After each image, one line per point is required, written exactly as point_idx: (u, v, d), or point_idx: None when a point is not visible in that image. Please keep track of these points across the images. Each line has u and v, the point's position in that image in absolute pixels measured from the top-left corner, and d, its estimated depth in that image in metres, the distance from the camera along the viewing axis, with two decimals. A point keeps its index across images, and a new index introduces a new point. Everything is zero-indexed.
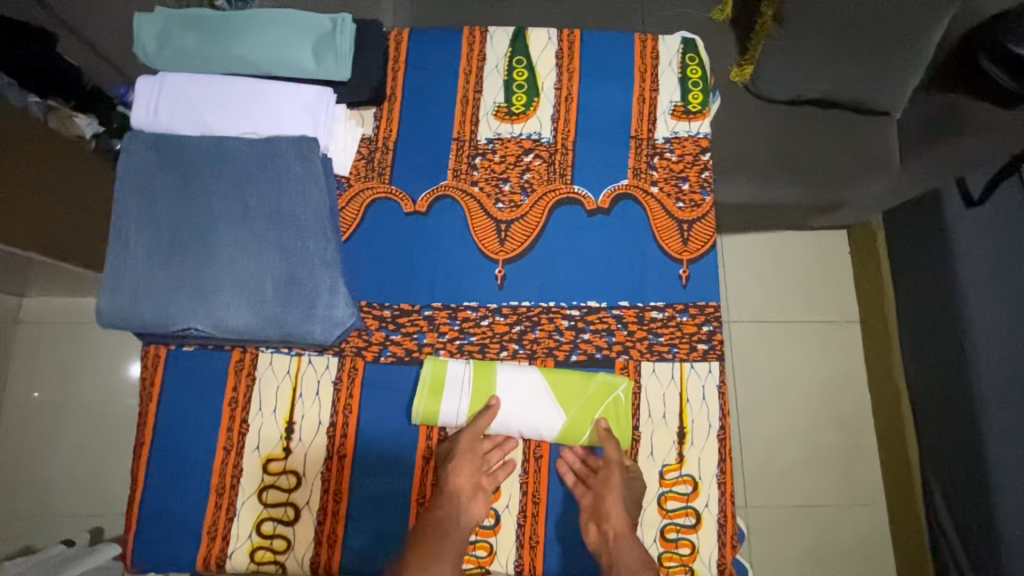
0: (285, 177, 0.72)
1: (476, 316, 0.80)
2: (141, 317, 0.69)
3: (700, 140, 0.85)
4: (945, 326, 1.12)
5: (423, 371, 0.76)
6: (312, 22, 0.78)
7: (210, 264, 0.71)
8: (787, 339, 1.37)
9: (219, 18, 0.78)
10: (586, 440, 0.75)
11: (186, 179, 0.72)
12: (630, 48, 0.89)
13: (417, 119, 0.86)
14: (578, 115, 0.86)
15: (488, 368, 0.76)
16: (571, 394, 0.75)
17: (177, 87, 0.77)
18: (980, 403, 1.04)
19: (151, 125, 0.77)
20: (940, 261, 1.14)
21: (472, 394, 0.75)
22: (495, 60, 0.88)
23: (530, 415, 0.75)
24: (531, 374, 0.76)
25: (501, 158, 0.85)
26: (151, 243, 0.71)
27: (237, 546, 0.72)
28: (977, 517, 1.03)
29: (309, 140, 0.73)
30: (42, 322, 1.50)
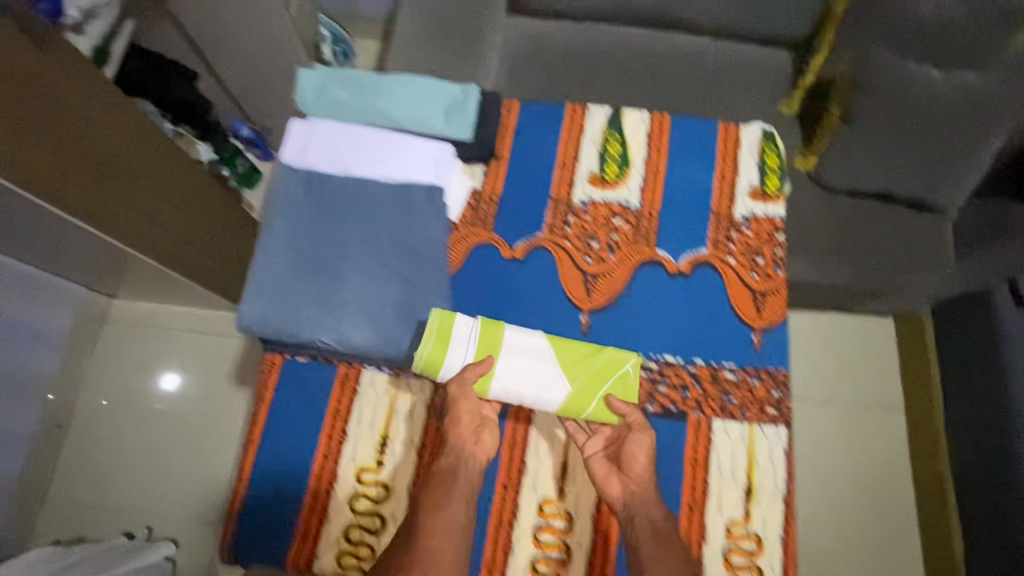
0: (416, 219, 0.84)
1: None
2: (277, 325, 0.79)
3: (775, 220, 0.94)
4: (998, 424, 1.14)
5: (430, 320, 0.79)
6: (446, 90, 0.91)
7: (339, 285, 0.80)
8: (828, 421, 1.40)
9: (367, 79, 0.90)
10: (589, 411, 0.78)
11: (328, 210, 0.84)
12: (714, 133, 0.98)
13: (520, 178, 0.97)
14: (665, 186, 0.96)
15: (497, 327, 0.80)
16: (577, 365, 0.79)
17: (325, 133, 0.90)
18: None
19: (296, 161, 0.89)
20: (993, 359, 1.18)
21: (479, 348, 0.78)
22: (593, 132, 0.99)
23: (532, 381, 0.78)
24: (538, 339, 0.80)
25: (592, 219, 0.94)
26: (291, 261, 0.81)
27: (326, 549, 0.78)
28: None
29: (442, 190, 0.85)
30: (126, 324, 1.61)
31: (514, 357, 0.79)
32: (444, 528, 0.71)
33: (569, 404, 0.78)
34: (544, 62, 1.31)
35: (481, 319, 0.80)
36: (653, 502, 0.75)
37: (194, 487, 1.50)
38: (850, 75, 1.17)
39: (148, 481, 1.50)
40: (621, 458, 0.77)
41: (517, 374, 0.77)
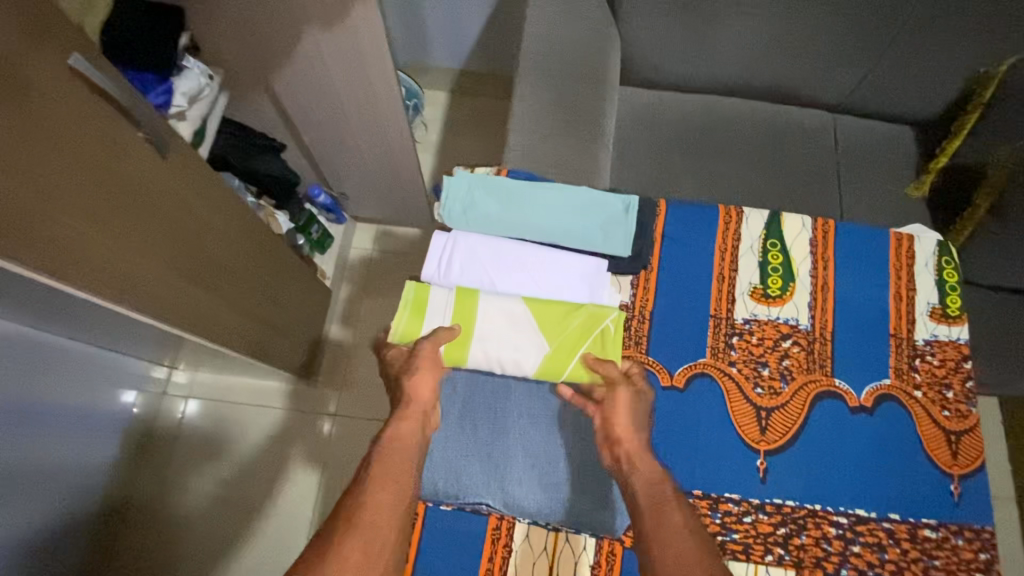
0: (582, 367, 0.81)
1: (738, 512, 0.77)
2: (440, 487, 0.76)
3: (961, 346, 0.85)
4: None
5: (406, 293, 0.79)
6: (605, 204, 0.83)
7: (502, 437, 0.78)
8: None
9: (519, 190, 0.83)
10: (570, 371, 0.76)
11: None
12: (884, 243, 0.90)
13: (674, 289, 0.88)
14: (836, 304, 0.87)
15: (472, 294, 0.78)
16: (555, 328, 0.77)
17: (470, 247, 0.81)
18: None
19: (443, 282, 0.81)
20: None
21: (453, 314, 0.77)
22: (750, 240, 0.90)
23: (510, 345, 0.77)
24: (513, 302, 0.78)
25: (759, 340, 0.85)
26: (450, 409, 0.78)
27: None
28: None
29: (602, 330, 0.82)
30: (188, 394, 1.52)
31: (489, 316, 0.77)
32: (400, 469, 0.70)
33: (548, 367, 0.76)
34: (659, 135, 1.22)
35: (457, 287, 0.79)
36: (642, 453, 0.71)
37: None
38: (1010, 164, 1.07)
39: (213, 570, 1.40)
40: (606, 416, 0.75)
41: (492, 339, 0.76)
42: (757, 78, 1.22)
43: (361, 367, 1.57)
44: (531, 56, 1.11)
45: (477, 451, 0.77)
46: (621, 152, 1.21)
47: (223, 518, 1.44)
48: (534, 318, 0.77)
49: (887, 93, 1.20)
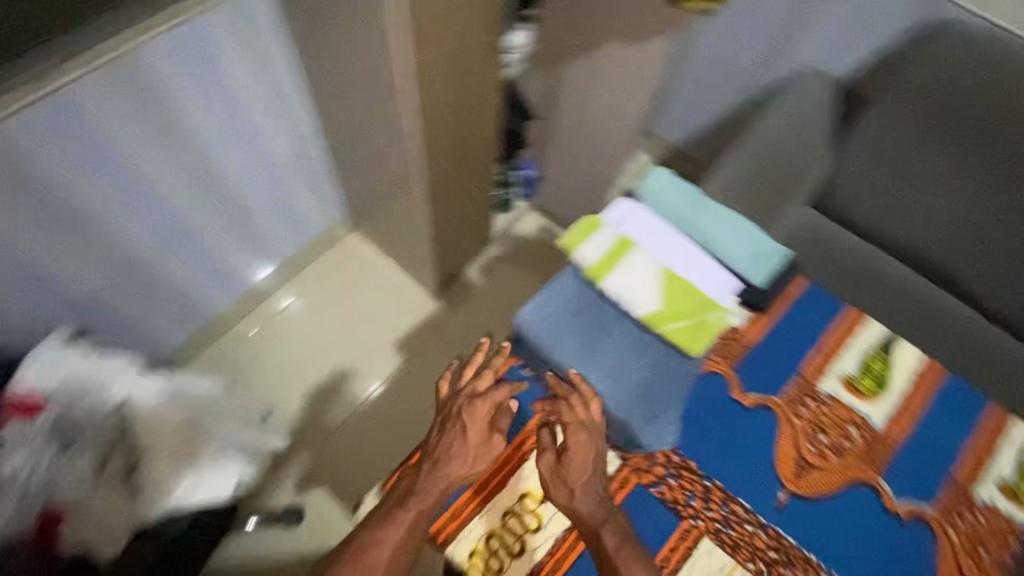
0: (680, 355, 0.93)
1: (744, 518, 0.87)
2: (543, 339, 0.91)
3: (1013, 524, 0.88)
4: None
5: (583, 219, 0.97)
6: (759, 241, 1.02)
7: (603, 337, 0.91)
8: None
9: (700, 199, 1.04)
10: (670, 331, 0.88)
11: None
12: (984, 407, 0.97)
13: (780, 339, 1.01)
14: (914, 427, 0.95)
15: (629, 243, 0.94)
16: (677, 298, 0.90)
17: (645, 214, 1.00)
18: None
19: (619, 221, 0.98)
20: None
21: (608, 247, 0.93)
22: (862, 343, 1.02)
23: (637, 289, 0.90)
24: (655, 265, 0.93)
25: (830, 413, 0.95)
26: (578, 299, 0.93)
27: (463, 539, 0.84)
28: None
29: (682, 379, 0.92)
30: (351, 249, 1.87)
31: (635, 264, 0.92)
32: (427, 493, 0.82)
33: (656, 319, 0.89)
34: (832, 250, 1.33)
35: (621, 233, 0.95)
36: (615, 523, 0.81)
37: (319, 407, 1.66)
38: None
39: (290, 378, 1.69)
40: (569, 465, 0.83)
41: (627, 278, 0.91)
42: (939, 249, 1.31)
43: (476, 307, 1.84)
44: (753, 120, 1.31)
45: (581, 334, 0.91)
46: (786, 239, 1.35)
47: (319, 346, 1.73)
48: (665, 283, 0.92)
49: None
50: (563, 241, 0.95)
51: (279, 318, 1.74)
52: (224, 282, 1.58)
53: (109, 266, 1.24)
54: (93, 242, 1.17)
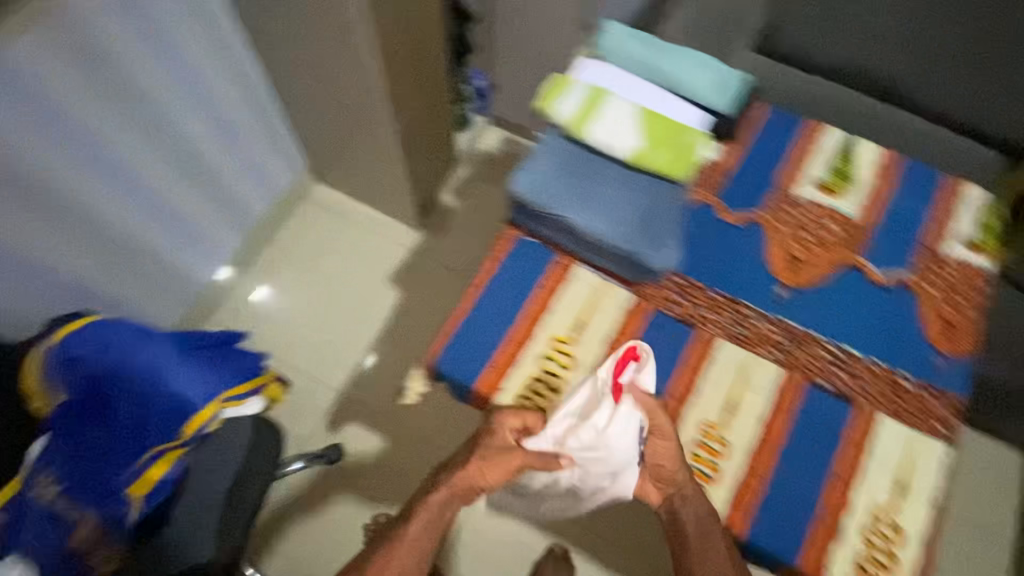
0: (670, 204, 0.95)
1: (904, 385, 0.91)
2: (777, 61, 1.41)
3: (978, 271, 1.00)
4: None
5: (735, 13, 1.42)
6: (721, 68, 1.05)
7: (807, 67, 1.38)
8: None
9: (659, 44, 1.06)
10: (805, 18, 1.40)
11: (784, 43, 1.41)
12: (926, 215, 1.04)
13: (752, 168, 1.06)
14: (876, 223, 1.03)
15: None
16: None
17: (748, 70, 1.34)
18: None
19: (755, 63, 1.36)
20: None
21: None
22: (829, 145, 1.09)
23: None
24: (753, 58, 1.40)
25: (811, 215, 1.03)
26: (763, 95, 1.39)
27: (510, 390, 0.91)
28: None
29: (660, 219, 0.94)
30: (318, 204, 1.86)
31: (611, 109, 0.96)
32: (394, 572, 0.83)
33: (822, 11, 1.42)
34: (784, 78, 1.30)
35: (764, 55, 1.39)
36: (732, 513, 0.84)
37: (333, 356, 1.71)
38: None
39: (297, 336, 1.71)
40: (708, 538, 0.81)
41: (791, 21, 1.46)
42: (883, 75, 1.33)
43: (462, 229, 1.85)
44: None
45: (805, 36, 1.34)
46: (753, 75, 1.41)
47: (309, 302, 1.74)
48: (646, 123, 0.95)
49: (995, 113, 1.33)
50: (538, 106, 0.98)
51: (264, 283, 1.75)
52: (205, 241, 1.54)
53: (86, 239, 1.17)
54: (61, 213, 1.10)
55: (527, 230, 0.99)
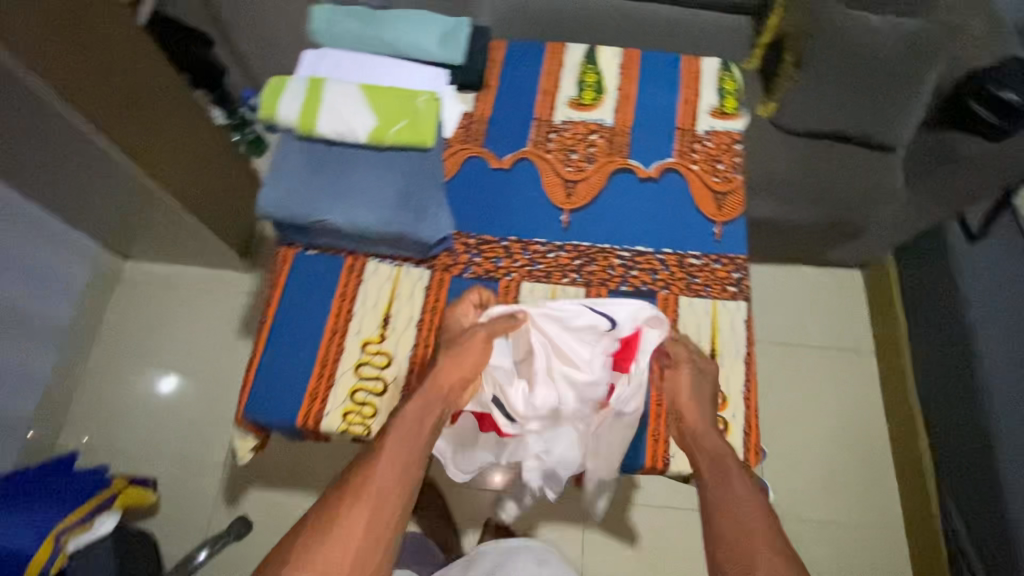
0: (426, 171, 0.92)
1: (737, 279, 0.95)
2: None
3: (732, 134, 1.06)
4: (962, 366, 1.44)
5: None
6: (441, 20, 1.04)
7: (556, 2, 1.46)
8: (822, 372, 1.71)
9: (374, 15, 1.04)
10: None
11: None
12: (674, 99, 1.09)
13: (507, 110, 1.08)
14: (633, 122, 1.07)
15: None
16: None
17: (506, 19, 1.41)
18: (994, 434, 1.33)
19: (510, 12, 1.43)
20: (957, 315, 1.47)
21: None
22: (571, 64, 1.13)
23: None
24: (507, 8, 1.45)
25: (572, 135, 1.06)
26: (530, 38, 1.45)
27: (332, 409, 0.86)
28: (992, 497, 1.31)
29: (421, 188, 0.91)
30: (140, 284, 1.75)
31: (333, 95, 0.92)
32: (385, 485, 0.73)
33: None
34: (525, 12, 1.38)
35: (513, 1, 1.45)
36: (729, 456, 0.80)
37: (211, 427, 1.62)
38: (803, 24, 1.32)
39: (167, 423, 1.61)
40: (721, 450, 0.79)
41: None
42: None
43: None
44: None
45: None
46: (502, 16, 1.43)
47: (164, 386, 1.65)
48: (371, 98, 0.92)
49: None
50: (260, 116, 0.93)
51: (110, 386, 1.64)
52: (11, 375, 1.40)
53: None
54: None
55: (303, 246, 0.95)
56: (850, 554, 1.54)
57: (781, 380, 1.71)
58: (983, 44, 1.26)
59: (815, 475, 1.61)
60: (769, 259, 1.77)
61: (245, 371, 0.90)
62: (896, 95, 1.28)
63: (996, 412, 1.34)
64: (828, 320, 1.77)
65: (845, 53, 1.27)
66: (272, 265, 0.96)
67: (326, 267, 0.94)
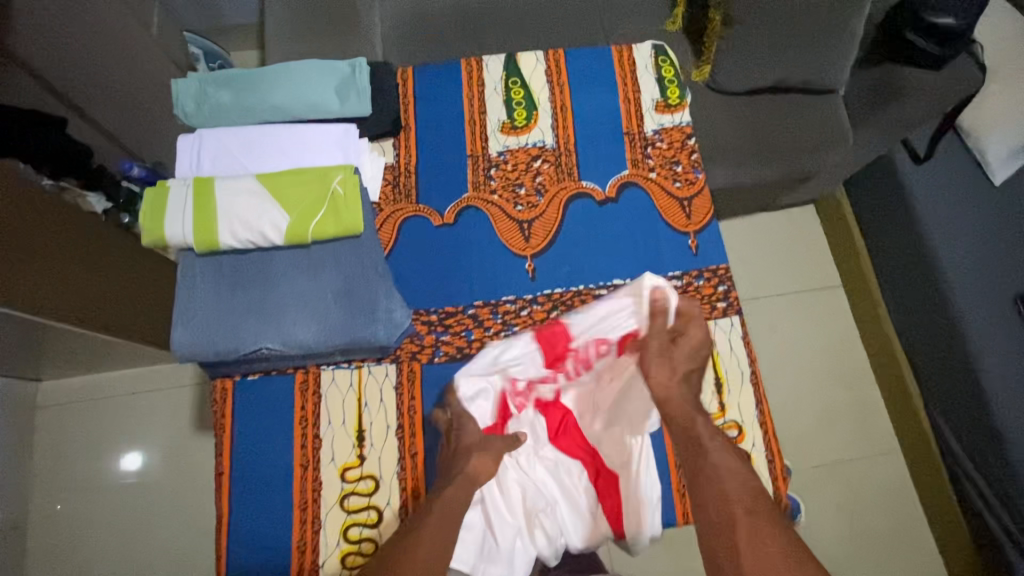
0: (358, 261, 0.78)
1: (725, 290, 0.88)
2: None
3: (684, 127, 0.96)
4: (928, 288, 1.44)
5: None
6: (332, 67, 0.87)
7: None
8: (795, 316, 1.72)
9: (249, 75, 0.86)
10: None
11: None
12: (614, 99, 0.98)
13: (435, 153, 0.95)
14: (577, 136, 0.96)
15: None
16: None
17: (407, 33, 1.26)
18: (973, 352, 1.34)
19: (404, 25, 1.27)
20: (916, 239, 1.47)
21: None
22: (492, 82, 0.99)
23: None
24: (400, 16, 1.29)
25: (513, 166, 0.94)
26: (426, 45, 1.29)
27: (327, 556, 0.76)
28: (978, 414, 1.33)
29: (359, 280, 0.77)
30: (63, 403, 1.54)
31: (227, 195, 0.76)
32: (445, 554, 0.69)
33: None
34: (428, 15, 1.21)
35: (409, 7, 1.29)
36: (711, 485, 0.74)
37: (196, 535, 1.50)
38: None
39: (149, 544, 1.47)
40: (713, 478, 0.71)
41: None
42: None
43: None
44: None
45: None
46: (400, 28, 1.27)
47: (126, 510, 1.48)
48: (273, 191, 0.76)
49: None
50: (145, 240, 0.76)
51: (61, 527, 1.46)
52: None
53: None
54: None
55: (241, 373, 0.82)
56: (857, 485, 1.59)
57: (761, 333, 1.71)
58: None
59: (809, 420, 1.64)
60: (725, 216, 1.73)
61: (215, 535, 0.78)
62: (831, 36, 1.21)
63: (967, 331, 1.35)
64: (794, 262, 1.76)
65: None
66: (210, 403, 0.82)
67: (275, 390, 0.82)
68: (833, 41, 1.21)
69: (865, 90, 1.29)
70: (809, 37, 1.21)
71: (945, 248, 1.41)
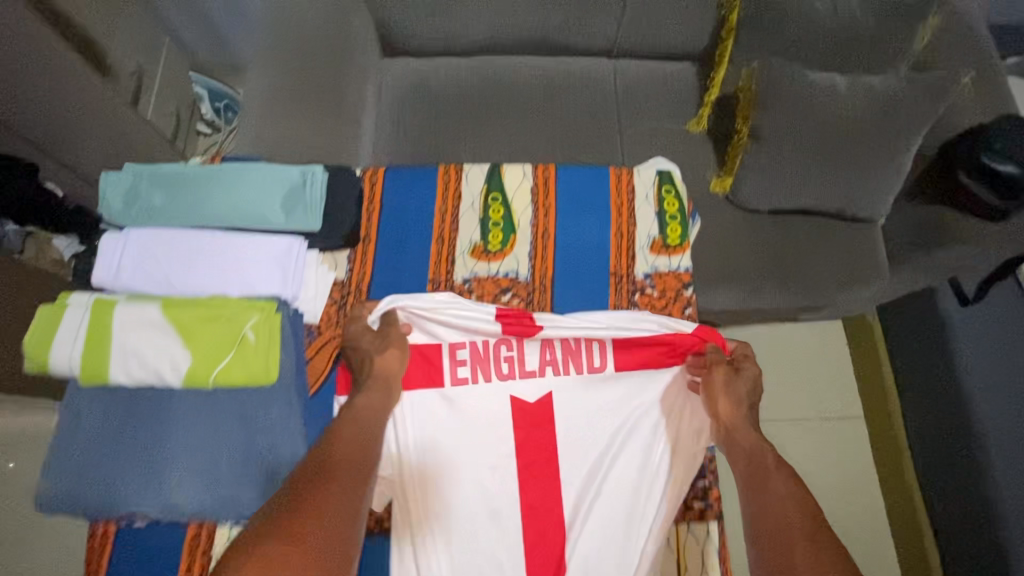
0: (263, 419, 0.66)
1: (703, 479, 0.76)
2: (417, 74, 1.22)
3: (681, 274, 0.83)
4: (962, 448, 1.27)
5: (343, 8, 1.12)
6: (282, 175, 0.78)
7: (458, 76, 1.23)
8: (808, 445, 1.52)
9: (189, 175, 0.78)
10: None
11: (427, 60, 1.24)
12: (604, 230, 0.86)
13: (393, 271, 0.84)
14: (557, 270, 0.84)
15: None
16: None
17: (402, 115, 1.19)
18: (1006, 534, 1.17)
19: (400, 102, 1.19)
20: (952, 389, 1.29)
21: None
22: (471, 196, 0.88)
23: None
24: (398, 92, 1.20)
25: (478, 298, 0.82)
26: (420, 122, 1.18)
27: None
28: None
29: (261, 445, 0.66)
30: None
31: (125, 328, 0.65)
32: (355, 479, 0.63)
33: None
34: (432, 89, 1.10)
35: (408, 85, 1.21)
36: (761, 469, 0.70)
37: None
38: (753, 83, 1.08)
39: None
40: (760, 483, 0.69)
41: None
42: (535, 66, 1.25)
43: None
44: (291, 48, 1.09)
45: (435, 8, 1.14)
46: (394, 108, 1.19)
47: None
48: (179, 326, 0.66)
49: (648, 32, 1.20)
50: (29, 364, 0.66)
51: None
52: None
53: None
54: None
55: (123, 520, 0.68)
56: None
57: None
58: (979, 102, 1.06)
59: None
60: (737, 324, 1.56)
61: None
62: (873, 163, 1.06)
63: (1003, 514, 1.18)
64: (812, 385, 1.57)
65: (813, 118, 1.04)
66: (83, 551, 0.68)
67: (163, 545, 0.68)
68: (875, 167, 1.06)
69: (907, 225, 1.14)
70: (847, 162, 1.06)
71: (984, 405, 1.25)
